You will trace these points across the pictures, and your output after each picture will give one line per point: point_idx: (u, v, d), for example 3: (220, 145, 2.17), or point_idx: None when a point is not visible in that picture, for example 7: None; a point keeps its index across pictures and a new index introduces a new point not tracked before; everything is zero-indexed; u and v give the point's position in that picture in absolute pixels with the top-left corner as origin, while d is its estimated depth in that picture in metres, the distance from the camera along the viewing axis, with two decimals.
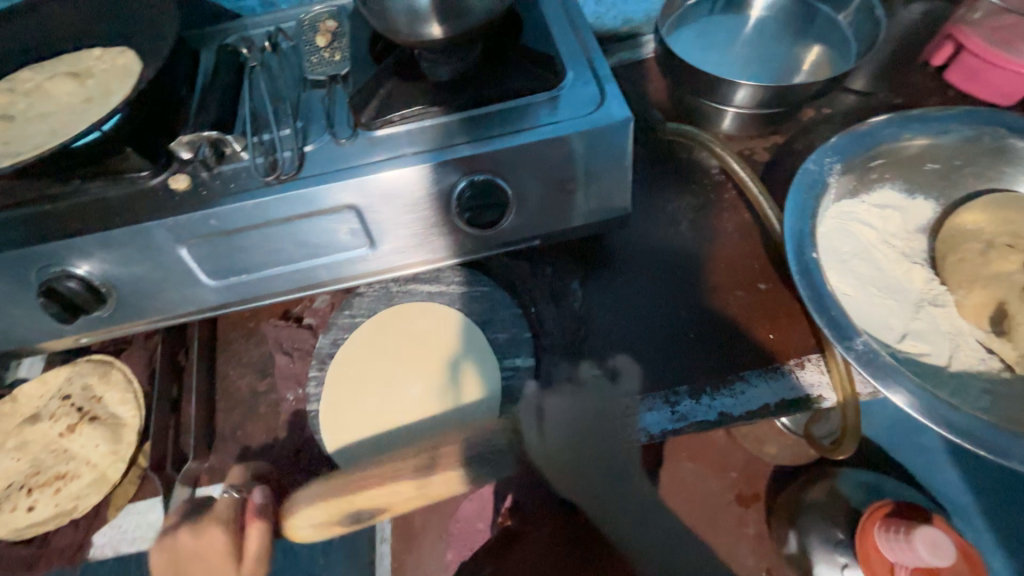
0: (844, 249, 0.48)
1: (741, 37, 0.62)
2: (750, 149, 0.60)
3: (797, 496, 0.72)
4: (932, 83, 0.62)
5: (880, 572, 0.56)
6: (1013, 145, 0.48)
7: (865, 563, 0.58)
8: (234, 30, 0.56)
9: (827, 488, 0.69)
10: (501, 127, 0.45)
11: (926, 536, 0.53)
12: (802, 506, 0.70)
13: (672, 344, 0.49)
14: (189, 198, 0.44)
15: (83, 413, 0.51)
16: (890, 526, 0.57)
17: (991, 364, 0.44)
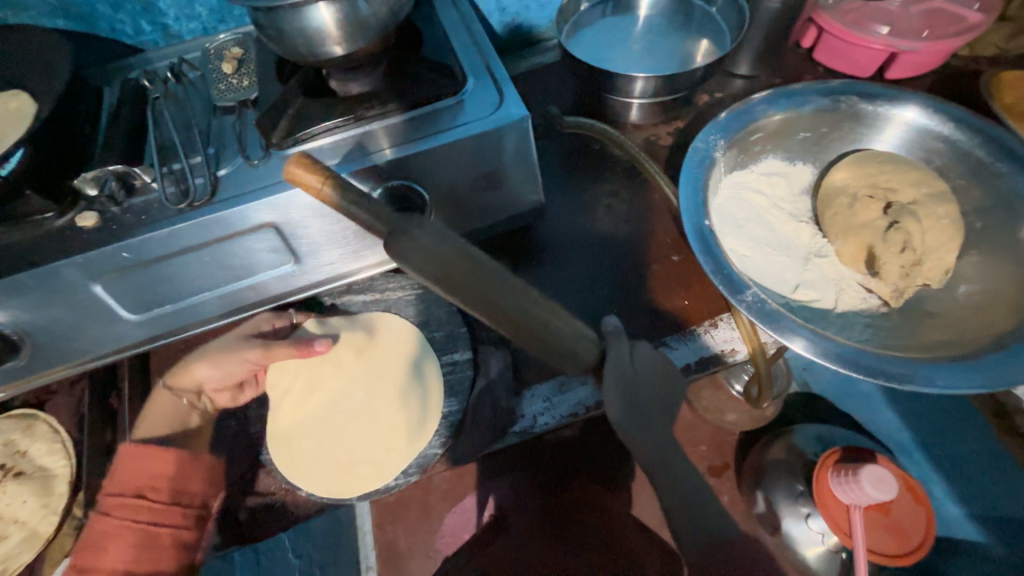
0: (739, 216, 0.53)
1: (634, 34, 0.67)
2: (656, 135, 0.65)
3: (760, 456, 0.76)
4: (805, 62, 0.69)
5: (837, 514, 0.61)
6: (864, 109, 0.55)
7: (823, 508, 0.62)
8: (136, 65, 0.56)
9: (786, 444, 0.75)
10: (411, 135, 0.48)
11: (873, 474, 0.58)
12: (766, 466, 0.74)
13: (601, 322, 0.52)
14: (98, 234, 0.43)
15: (8, 471, 0.49)
16: (840, 469, 0.62)
17: (871, 301, 0.49)
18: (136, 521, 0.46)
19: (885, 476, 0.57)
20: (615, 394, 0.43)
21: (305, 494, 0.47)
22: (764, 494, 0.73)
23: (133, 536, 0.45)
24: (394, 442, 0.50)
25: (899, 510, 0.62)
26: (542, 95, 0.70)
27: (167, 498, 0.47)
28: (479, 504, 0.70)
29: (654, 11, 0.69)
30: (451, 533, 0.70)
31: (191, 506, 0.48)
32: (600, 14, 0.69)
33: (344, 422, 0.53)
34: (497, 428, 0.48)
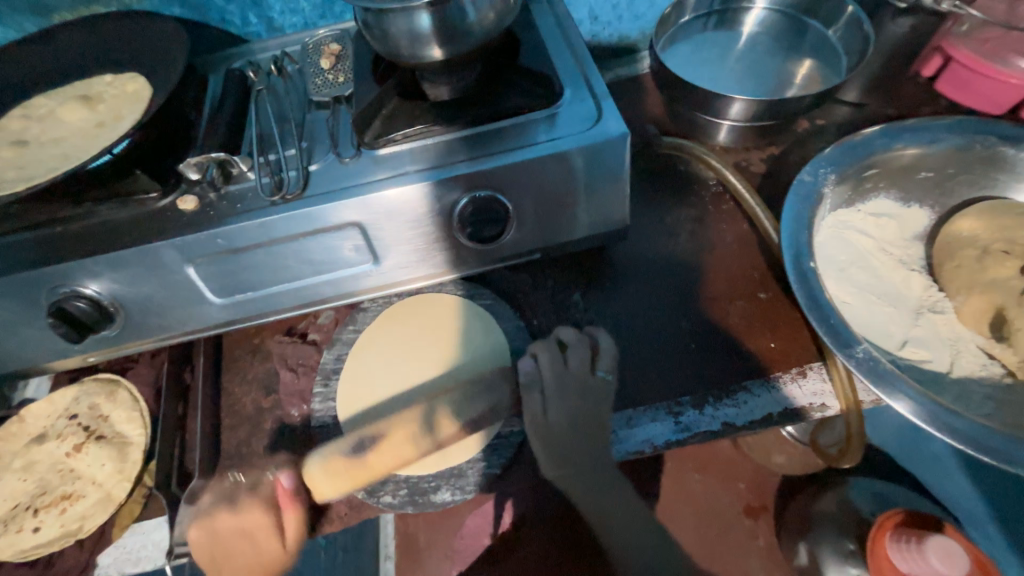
0: (842, 257, 0.49)
1: (734, 52, 0.63)
2: (747, 160, 0.61)
3: (807, 506, 0.70)
4: (923, 93, 0.63)
5: None
6: (1003, 153, 0.49)
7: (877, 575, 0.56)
8: (240, 54, 0.58)
9: (837, 496, 0.68)
10: (500, 144, 0.47)
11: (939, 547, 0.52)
12: (813, 518, 0.68)
13: (675, 354, 0.50)
14: (197, 218, 0.45)
15: (89, 433, 0.51)
16: (902, 535, 0.55)
17: (993, 369, 0.44)
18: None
19: (955, 552, 0.52)
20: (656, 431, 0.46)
21: (359, 496, 0.46)
22: (808, 547, 0.67)
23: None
24: (432, 447, 0.47)
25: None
26: (626, 108, 0.67)
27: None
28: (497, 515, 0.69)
29: (758, 29, 0.65)
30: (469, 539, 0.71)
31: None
32: (698, 29, 0.65)
33: (400, 399, 0.50)
34: (556, 454, 0.47)
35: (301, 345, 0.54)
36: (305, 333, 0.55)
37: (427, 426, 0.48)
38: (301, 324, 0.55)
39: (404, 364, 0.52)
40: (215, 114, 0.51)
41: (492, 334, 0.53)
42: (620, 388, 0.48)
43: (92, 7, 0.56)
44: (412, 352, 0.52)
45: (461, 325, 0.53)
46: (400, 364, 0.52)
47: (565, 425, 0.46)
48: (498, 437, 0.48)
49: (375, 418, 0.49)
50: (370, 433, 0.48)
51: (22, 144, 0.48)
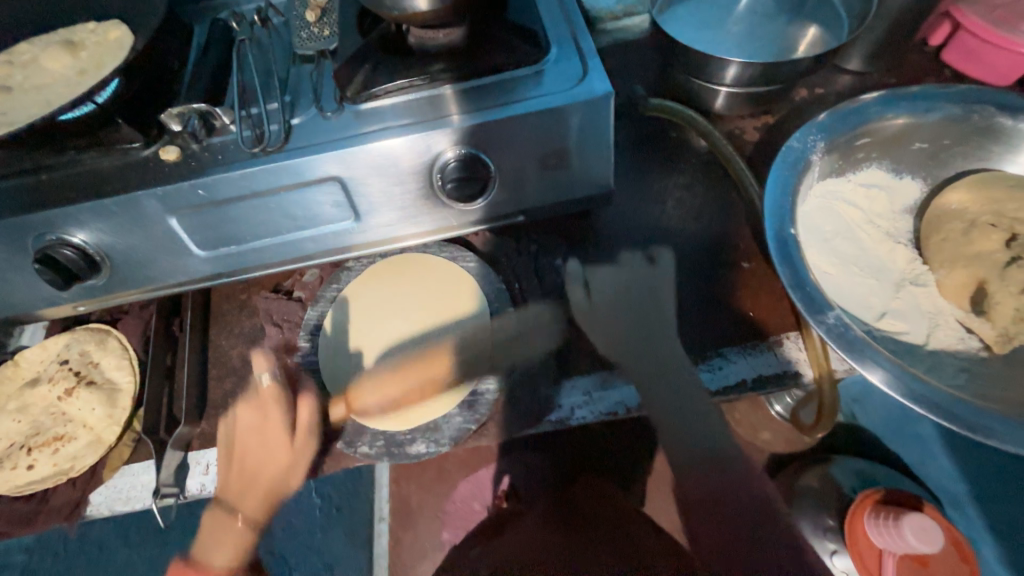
0: (827, 228, 0.48)
1: (734, 15, 0.61)
2: (741, 128, 0.60)
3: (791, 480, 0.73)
4: (929, 63, 0.61)
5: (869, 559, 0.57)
6: (1001, 123, 0.47)
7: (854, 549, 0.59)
8: (225, 6, 0.57)
9: (821, 473, 0.71)
10: (483, 102, 0.46)
11: (917, 524, 0.53)
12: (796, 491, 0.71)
13: (669, 296, 0.51)
14: (179, 169, 0.45)
15: (80, 378, 0.52)
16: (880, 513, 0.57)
17: (970, 343, 0.44)
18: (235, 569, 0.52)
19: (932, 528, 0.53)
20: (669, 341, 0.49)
21: (337, 446, 0.48)
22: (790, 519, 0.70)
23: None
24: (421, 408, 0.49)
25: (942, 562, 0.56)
26: (621, 73, 0.66)
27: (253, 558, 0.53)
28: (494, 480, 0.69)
29: None
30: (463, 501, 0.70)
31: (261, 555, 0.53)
32: None
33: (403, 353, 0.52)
34: (531, 413, 0.47)
35: (286, 302, 0.55)
36: (292, 291, 0.56)
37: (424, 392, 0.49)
38: (287, 282, 0.56)
39: (409, 316, 0.53)
40: (198, 66, 0.51)
41: (477, 299, 0.53)
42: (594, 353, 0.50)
43: None
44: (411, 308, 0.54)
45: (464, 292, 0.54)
46: (404, 320, 0.53)
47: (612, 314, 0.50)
48: (475, 394, 0.49)
49: (375, 368, 0.51)
50: (368, 378, 0.50)
51: (4, 90, 0.48)
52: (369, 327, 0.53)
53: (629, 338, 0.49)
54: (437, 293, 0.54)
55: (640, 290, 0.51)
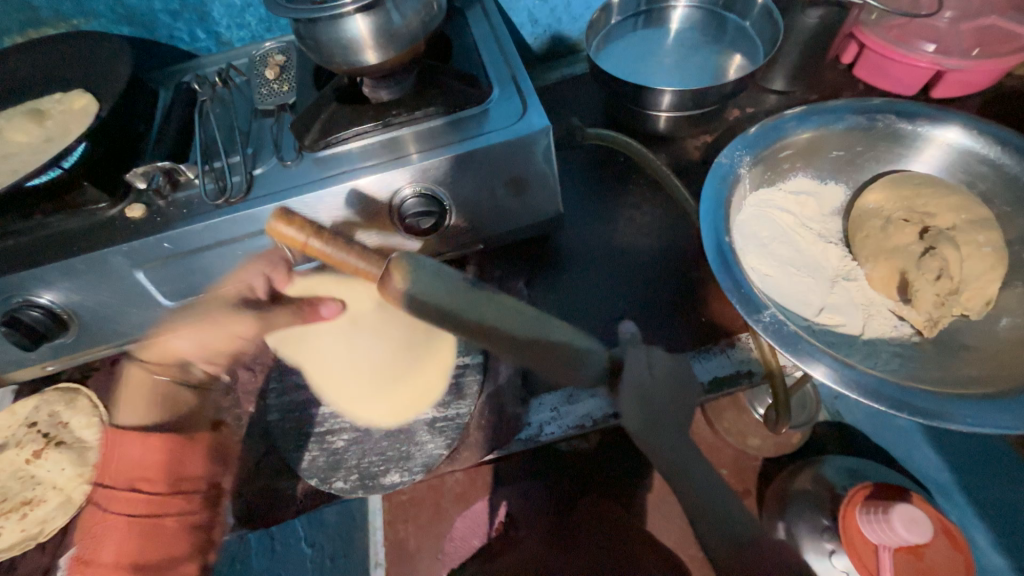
0: (763, 234, 0.52)
1: (664, 48, 0.67)
2: (682, 148, 0.65)
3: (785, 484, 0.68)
4: (843, 79, 0.67)
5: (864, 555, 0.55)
6: (903, 129, 0.52)
7: (849, 548, 0.56)
8: (189, 69, 0.60)
9: (812, 475, 0.67)
10: (436, 141, 0.49)
11: (905, 515, 0.53)
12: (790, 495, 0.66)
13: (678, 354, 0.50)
14: (144, 225, 0.47)
15: (49, 439, 0.51)
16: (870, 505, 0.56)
17: (901, 330, 0.47)
18: (133, 514, 0.47)
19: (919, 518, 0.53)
20: (632, 405, 0.49)
21: (314, 484, 0.49)
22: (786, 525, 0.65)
23: (132, 528, 0.47)
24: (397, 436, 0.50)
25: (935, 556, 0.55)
26: (568, 106, 0.71)
27: (165, 490, 0.49)
28: (490, 510, 0.64)
29: (685, 25, 0.69)
30: (460, 537, 0.64)
31: (198, 494, 0.50)
32: (630, 28, 0.69)
33: (362, 386, 0.53)
34: (504, 431, 0.49)
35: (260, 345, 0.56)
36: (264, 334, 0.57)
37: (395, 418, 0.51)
38: None
39: (365, 344, 0.54)
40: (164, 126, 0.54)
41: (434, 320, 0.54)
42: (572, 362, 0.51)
43: (42, 28, 0.59)
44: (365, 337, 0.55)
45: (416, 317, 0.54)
46: (362, 349, 0.54)
47: (647, 391, 0.48)
48: (446, 420, 0.50)
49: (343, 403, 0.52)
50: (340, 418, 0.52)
51: None
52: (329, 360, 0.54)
53: (659, 401, 0.48)
54: (389, 316, 0.55)
55: (603, 323, 0.53)
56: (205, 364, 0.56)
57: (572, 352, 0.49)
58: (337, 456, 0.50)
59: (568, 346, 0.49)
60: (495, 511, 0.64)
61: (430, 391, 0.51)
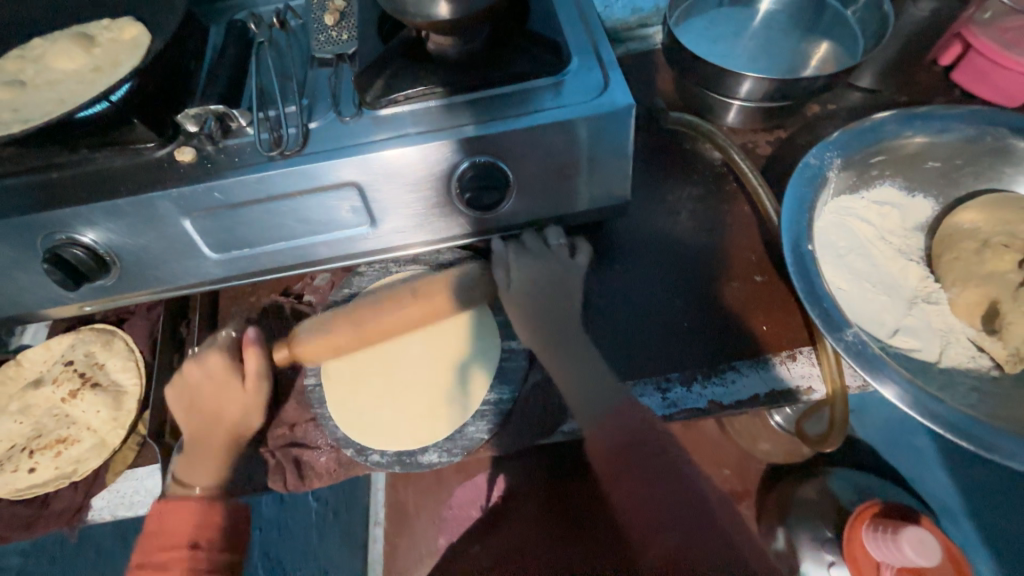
0: (841, 244, 0.48)
1: (749, 30, 0.62)
2: (753, 142, 0.60)
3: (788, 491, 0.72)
4: (938, 82, 0.62)
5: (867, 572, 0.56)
6: (1015, 146, 0.48)
7: (852, 562, 0.57)
8: (242, 6, 0.57)
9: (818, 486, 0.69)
10: (506, 110, 0.46)
11: (915, 538, 0.51)
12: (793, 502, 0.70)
13: (696, 372, 0.48)
14: (194, 171, 0.45)
15: (85, 380, 0.51)
16: (877, 526, 0.56)
17: (980, 362, 0.44)
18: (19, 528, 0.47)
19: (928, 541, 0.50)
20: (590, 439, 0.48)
21: (348, 454, 0.48)
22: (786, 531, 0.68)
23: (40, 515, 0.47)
24: (433, 416, 0.49)
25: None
26: (634, 84, 0.66)
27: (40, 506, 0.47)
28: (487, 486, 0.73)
29: (775, 7, 0.63)
30: (461, 507, 0.76)
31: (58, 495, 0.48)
32: (714, 4, 0.64)
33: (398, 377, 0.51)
34: (544, 423, 0.47)
35: (297, 305, 0.55)
36: (302, 295, 0.56)
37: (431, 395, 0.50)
38: (297, 286, 0.56)
39: (411, 333, 0.53)
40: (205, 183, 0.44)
41: (471, 302, 0.54)
42: (627, 353, 0.49)
43: None
44: (406, 327, 0.53)
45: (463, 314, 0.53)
46: (408, 339, 0.53)
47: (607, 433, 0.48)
48: (487, 404, 0.49)
49: (376, 377, 0.51)
50: (371, 395, 0.50)
51: (18, 85, 0.47)
52: (371, 338, 0.53)
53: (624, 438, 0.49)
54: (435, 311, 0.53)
55: (655, 320, 0.51)
56: (243, 320, 0.54)
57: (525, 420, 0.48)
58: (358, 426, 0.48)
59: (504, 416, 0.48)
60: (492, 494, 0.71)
61: (467, 391, 0.50)
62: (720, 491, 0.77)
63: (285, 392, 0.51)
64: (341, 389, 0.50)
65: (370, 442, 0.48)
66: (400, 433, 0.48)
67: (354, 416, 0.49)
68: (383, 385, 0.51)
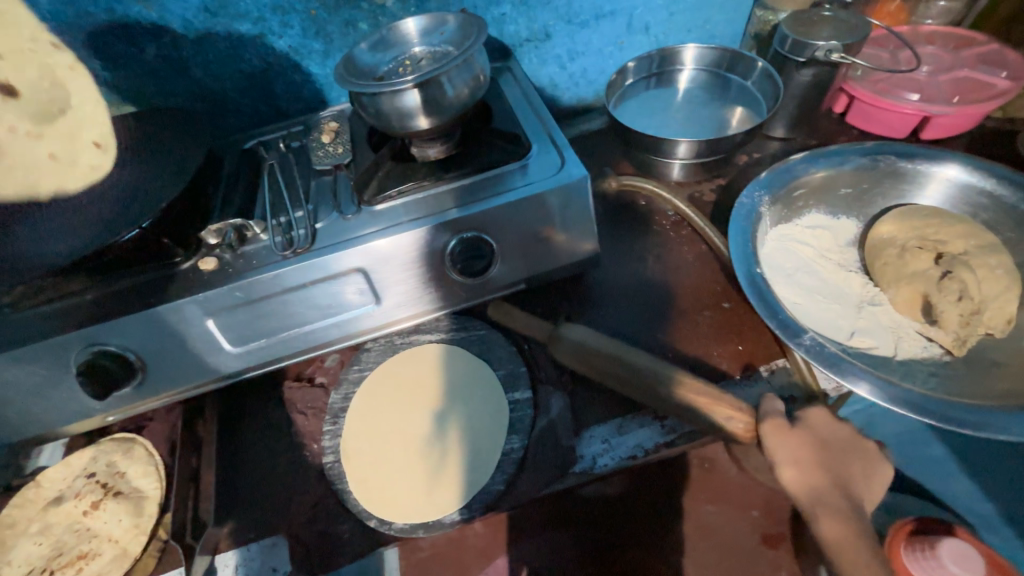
0: (788, 266, 0.55)
1: (674, 105, 0.75)
2: (698, 191, 0.70)
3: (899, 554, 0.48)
4: (838, 126, 0.74)
5: None
6: (905, 168, 0.59)
7: None
8: (251, 137, 0.67)
9: None
10: (483, 193, 0.54)
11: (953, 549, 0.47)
12: None
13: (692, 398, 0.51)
14: (216, 276, 0.50)
15: (107, 489, 0.53)
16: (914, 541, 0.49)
17: (932, 350, 0.49)
18: None
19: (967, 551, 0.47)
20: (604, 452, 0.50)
21: (372, 525, 0.49)
22: None
23: None
24: (447, 480, 0.51)
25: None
26: (589, 157, 0.77)
27: None
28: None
29: (691, 85, 0.77)
30: None
31: None
32: (642, 88, 0.77)
33: (412, 445, 0.55)
34: (557, 465, 0.49)
35: (309, 388, 0.58)
36: (313, 377, 0.59)
37: (442, 463, 0.53)
38: (308, 369, 0.59)
39: (422, 402, 0.57)
40: (225, 283, 0.49)
41: (473, 363, 0.58)
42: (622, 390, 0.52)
43: (123, 107, 0.65)
44: (417, 395, 0.58)
45: (472, 378, 0.57)
46: (419, 408, 0.57)
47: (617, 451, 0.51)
48: (501, 456, 0.51)
49: (395, 447, 0.55)
50: (387, 466, 0.53)
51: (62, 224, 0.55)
52: (384, 409, 0.57)
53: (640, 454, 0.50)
54: (444, 380, 0.58)
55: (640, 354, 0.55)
56: (260, 410, 0.57)
57: (539, 464, 0.50)
58: (377, 496, 0.51)
59: (520, 466, 0.50)
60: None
61: (480, 449, 0.52)
62: (755, 542, 0.49)
63: (307, 475, 0.52)
64: (360, 463, 0.53)
65: (390, 511, 0.50)
66: (418, 497, 0.51)
67: (372, 485, 0.51)
68: (398, 454, 0.54)
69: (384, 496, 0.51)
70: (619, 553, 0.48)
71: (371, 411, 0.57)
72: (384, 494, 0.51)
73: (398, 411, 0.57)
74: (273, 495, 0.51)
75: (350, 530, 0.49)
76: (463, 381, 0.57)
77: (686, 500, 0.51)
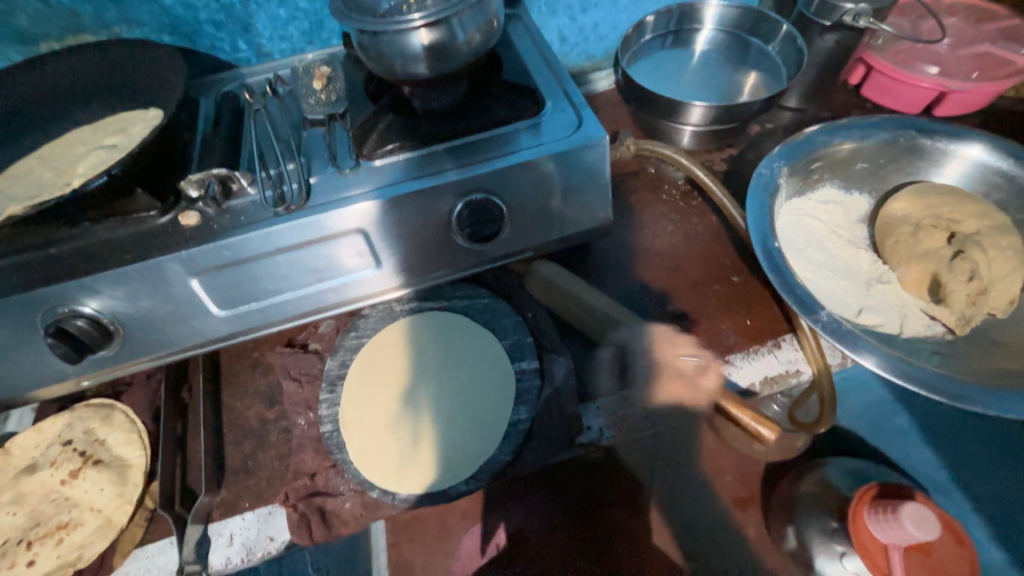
0: (800, 240, 0.55)
1: (689, 67, 0.71)
2: (709, 161, 0.68)
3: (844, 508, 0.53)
4: (851, 98, 0.72)
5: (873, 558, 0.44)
6: (922, 144, 0.58)
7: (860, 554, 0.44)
8: (230, 80, 0.60)
9: None
10: (493, 152, 0.50)
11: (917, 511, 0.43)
12: None
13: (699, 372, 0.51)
14: (199, 233, 0.46)
15: (86, 458, 0.49)
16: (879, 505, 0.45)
17: (935, 328, 0.50)
18: None
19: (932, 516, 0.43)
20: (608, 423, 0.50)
21: (373, 495, 0.48)
22: None
23: None
24: (450, 451, 0.50)
25: (944, 553, 0.45)
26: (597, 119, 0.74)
27: None
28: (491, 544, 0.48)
29: (708, 47, 0.73)
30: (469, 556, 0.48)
31: None
32: (657, 47, 0.73)
33: (412, 415, 0.54)
34: (564, 437, 0.48)
35: (303, 355, 0.55)
36: (306, 344, 0.56)
37: (445, 433, 0.52)
38: (301, 336, 0.57)
39: (423, 373, 0.56)
40: (212, 241, 0.45)
41: (477, 334, 0.57)
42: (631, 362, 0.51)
43: (81, 35, 0.57)
44: (418, 366, 0.56)
45: (476, 349, 0.56)
46: (420, 379, 0.56)
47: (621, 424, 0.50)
48: (507, 426, 0.50)
49: (395, 416, 0.53)
50: (387, 436, 0.51)
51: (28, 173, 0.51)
52: (383, 378, 0.55)
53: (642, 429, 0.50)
54: (447, 351, 0.56)
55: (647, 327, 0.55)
56: (250, 377, 0.54)
57: (545, 435, 0.49)
58: (376, 465, 0.49)
59: (525, 437, 0.49)
60: (492, 535, 0.48)
61: (485, 420, 0.52)
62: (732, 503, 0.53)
63: (302, 444, 0.50)
64: (359, 432, 0.51)
65: (391, 481, 0.48)
66: (419, 466, 0.50)
67: (372, 455, 0.50)
68: (398, 424, 0.53)
69: (385, 465, 0.49)
70: (605, 510, 0.50)
71: (370, 380, 0.55)
72: (385, 463, 0.49)
73: (398, 380, 0.55)
74: (269, 464, 0.49)
75: (351, 499, 0.48)
76: (467, 352, 0.56)
77: (671, 465, 0.54)
